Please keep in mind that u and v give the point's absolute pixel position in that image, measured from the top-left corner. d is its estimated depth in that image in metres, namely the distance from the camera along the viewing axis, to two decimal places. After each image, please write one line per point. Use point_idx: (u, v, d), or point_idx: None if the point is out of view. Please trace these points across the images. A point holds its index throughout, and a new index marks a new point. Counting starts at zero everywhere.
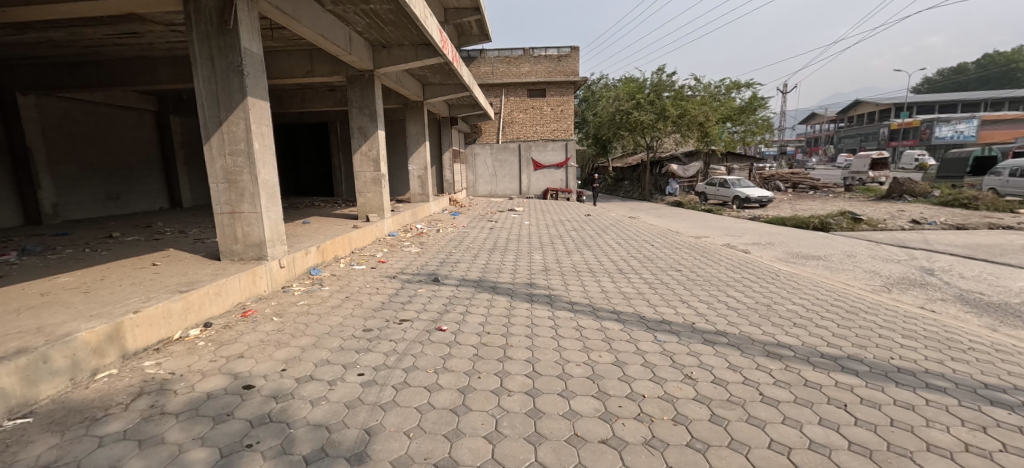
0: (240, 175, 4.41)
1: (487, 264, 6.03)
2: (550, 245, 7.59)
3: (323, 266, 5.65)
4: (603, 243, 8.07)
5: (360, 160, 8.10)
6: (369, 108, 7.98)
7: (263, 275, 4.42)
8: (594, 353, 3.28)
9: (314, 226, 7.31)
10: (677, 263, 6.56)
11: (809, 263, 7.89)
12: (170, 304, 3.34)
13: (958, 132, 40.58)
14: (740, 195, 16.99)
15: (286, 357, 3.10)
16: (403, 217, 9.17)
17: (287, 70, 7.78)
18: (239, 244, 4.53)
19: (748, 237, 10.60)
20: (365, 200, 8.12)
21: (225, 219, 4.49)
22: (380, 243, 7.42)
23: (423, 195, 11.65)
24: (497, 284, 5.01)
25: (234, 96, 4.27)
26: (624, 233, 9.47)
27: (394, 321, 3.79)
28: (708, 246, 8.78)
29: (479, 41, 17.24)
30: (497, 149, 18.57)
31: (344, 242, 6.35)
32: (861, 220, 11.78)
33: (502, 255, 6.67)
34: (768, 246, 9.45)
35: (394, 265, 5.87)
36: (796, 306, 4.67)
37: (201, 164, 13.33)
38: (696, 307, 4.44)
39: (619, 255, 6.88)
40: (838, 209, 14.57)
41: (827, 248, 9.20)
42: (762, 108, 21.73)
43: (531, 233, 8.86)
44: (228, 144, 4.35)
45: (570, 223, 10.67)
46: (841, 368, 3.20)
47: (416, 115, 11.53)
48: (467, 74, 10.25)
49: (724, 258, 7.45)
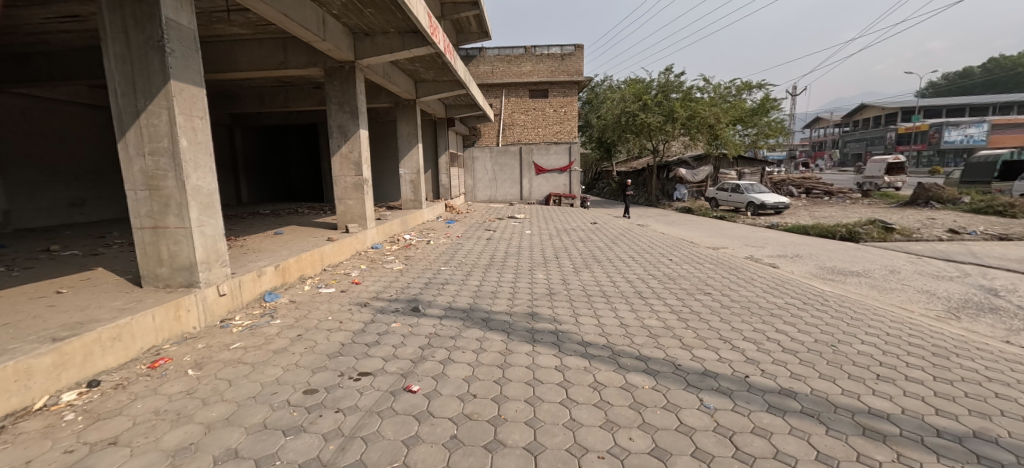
0: (164, 180, 3.47)
1: (481, 286, 5.06)
2: (554, 259, 6.63)
3: (283, 289, 4.68)
4: (615, 256, 7.11)
5: (340, 163, 7.15)
6: (350, 105, 7.02)
7: (190, 308, 3.46)
8: (623, 434, 2.31)
9: (284, 239, 6.36)
10: (704, 283, 5.55)
11: (850, 280, 6.91)
12: (33, 361, 2.39)
13: (968, 136, 39.72)
14: (755, 201, 15.99)
15: (179, 444, 2.14)
16: (390, 226, 8.25)
17: (258, 61, 6.91)
18: (164, 267, 3.59)
19: (770, 247, 9.64)
20: (345, 208, 7.19)
21: (147, 235, 3.56)
22: (359, 257, 6.45)
23: (415, 202, 10.75)
24: (490, 316, 4.02)
25: (154, 80, 3.35)
26: (637, 244, 8.54)
27: (350, 377, 2.84)
28: (730, 259, 7.82)
29: (478, 39, 16.37)
30: (497, 152, 17.68)
31: (314, 258, 5.41)
32: (894, 229, 10.76)
33: (499, 273, 5.68)
34: (796, 259, 8.49)
35: (369, 287, 4.90)
36: (867, 348, 3.69)
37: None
38: (744, 351, 3.47)
39: (635, 274, 5.88)
40: (862, 216, 13.56)
41: (864, 261, 8.22)
42: (775, 110, 20.59)
43: (533, 245, 7.89)
44: (148, 140, 3.43)
45: (575, 232, 9.74)
46: (977, 458, 2.25)
47: (408, 114, 10.60)
48: (463, 69, 9.31)
49: (757, 275, 6.47)
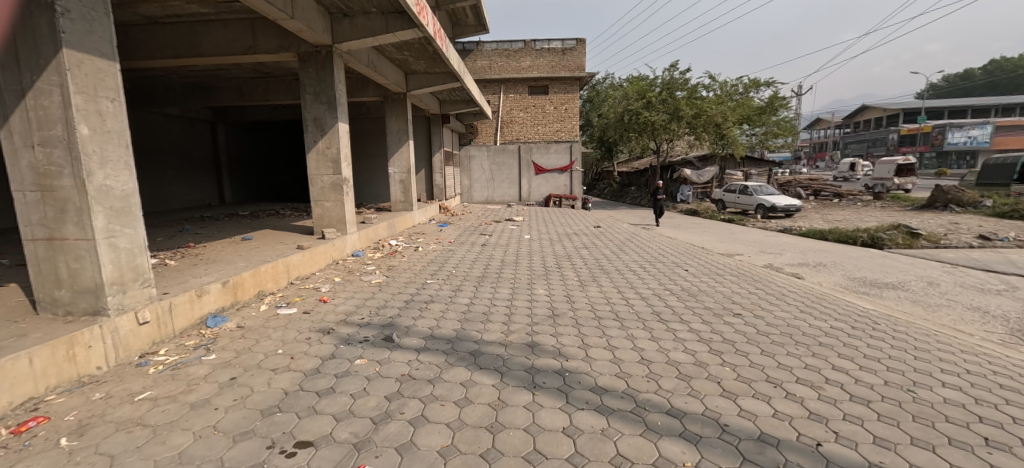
0: (58, 178, 2.70)
1: (471, 306, 4.28)
2: (557, 270, 5.85)
3: (232, 310, 3.90)
4: (625, 265, 6.35)
5: (316, 161, 6.34)
6: (326, 95, 6.20)
7: (90, 343, 2.69)
8: None
9: (248, 246, 5.56)
10: (730, 301, 4.76)
11: (887, 295, 6.16)
12: None
13: (971, 137, 39.16)
14: (765, 203, 15.25)
15: None
16: (374, 231, 7.46)
17: (223, 45, 6.12)
18: (64, 289, 2.82)
19: (788, 255, 8.91)
20: (322, 211, 6.40)
21: (41, 248, 2.80)
22: (335, 268, 5.66)
23: (406, 203, 9.97)
24: (478, 350, 3.24)
25: (42, 48, 2.58)
26: (646, 251, 7.80)
27: (282, 450, 2.06)
28: (750, 269, 7.07)
29: (475, 32, 15.59)
30: (494, 151, 16.91)
31: (277, 271, 4.62)
32: (919, 235, 10.03)
33: (493, 289, 4.91)
34: (821, 268, 7.76)
35: (338, 307, 4.11)
36: (954, 394, 2.93)
37: (168, 167, 11.56)
38: (803, 401, 2.70)
39: (649, 289, 5.10)
40: (881, 220, 12.84)
41: (896, 271, 7.50)
42: (784, 109, 19.88)
43: (533, 252, 7.11)
44: (37, 127, 2.66)
45: (578, 237, 8.99)
46: None
47: (397, 109, 9.80)
48: (457, 59, 8.52)
49: (785, 289, 5.71)
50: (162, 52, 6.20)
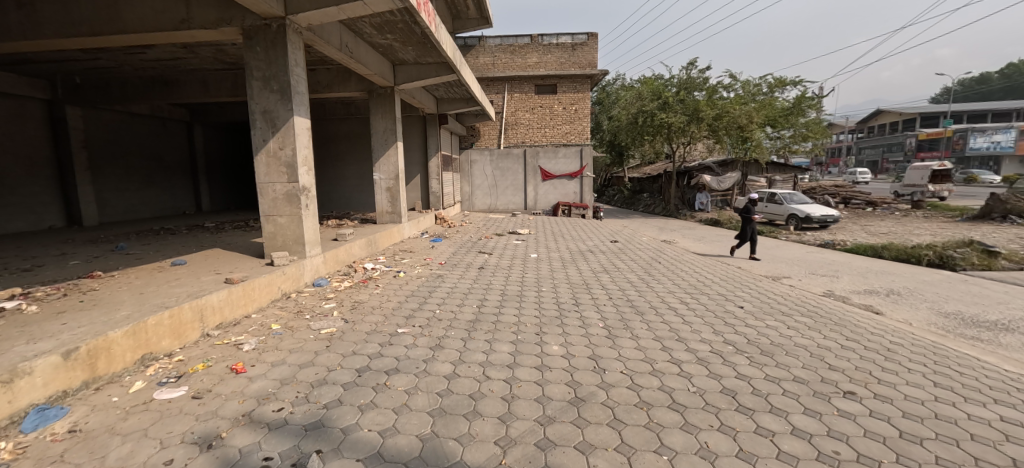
0: None
1: (452, 381, 2.85)
2: (574, 310, 4.43)
3: (83, 394, 2.53)
4: (661, 300, 4.91)
5: (267, 164, 4.98)
6: (279, 81, 4.87)
7: None
8: None
9: (167, 276, 4.21)
10: (827, 367, 3.32)
11: (1009, 341, 4.67)
12: None
13: (995, 142, 37.48)
14: (798, 213, 13.71)
15: None
16: (345, 250, 6.06)
17: (149, 18, 4.80)
18: None
19: (847, 279, 7.43)
20: (274, 229, 5.06)
21: None
22: (282, 306, 4.28)
23: (393, 214, 8.64)
24: None
25: None
26: (680, 275, 6.39)
27: None
28: (814, 301, 5.62)
29: (477, 26, 14.26)
30: (498, 155, 15.55)
31: (182, 320, 3.26)
32: (998, 252, 8.40)
33: (486, 344, 3.50)
34: (895, 298, 6.30)
35: (254, 385, 2.73)
36: None
37: (134, 172, 10.36)
38: None
39: (704, 344, 3.66)
40: (936, 233, 11.28)
41: (995, 303, 5.98)
42: (811, 109, 18.45)
43: (541, 279, 5.69)
44: None
45: (595, 256, 7.63)
46: None
47: (383, 106, 8.46)
48: (451, 43, 7.17)
49: (884, 337, 4.23)
50: (77, 29, 4.93)
